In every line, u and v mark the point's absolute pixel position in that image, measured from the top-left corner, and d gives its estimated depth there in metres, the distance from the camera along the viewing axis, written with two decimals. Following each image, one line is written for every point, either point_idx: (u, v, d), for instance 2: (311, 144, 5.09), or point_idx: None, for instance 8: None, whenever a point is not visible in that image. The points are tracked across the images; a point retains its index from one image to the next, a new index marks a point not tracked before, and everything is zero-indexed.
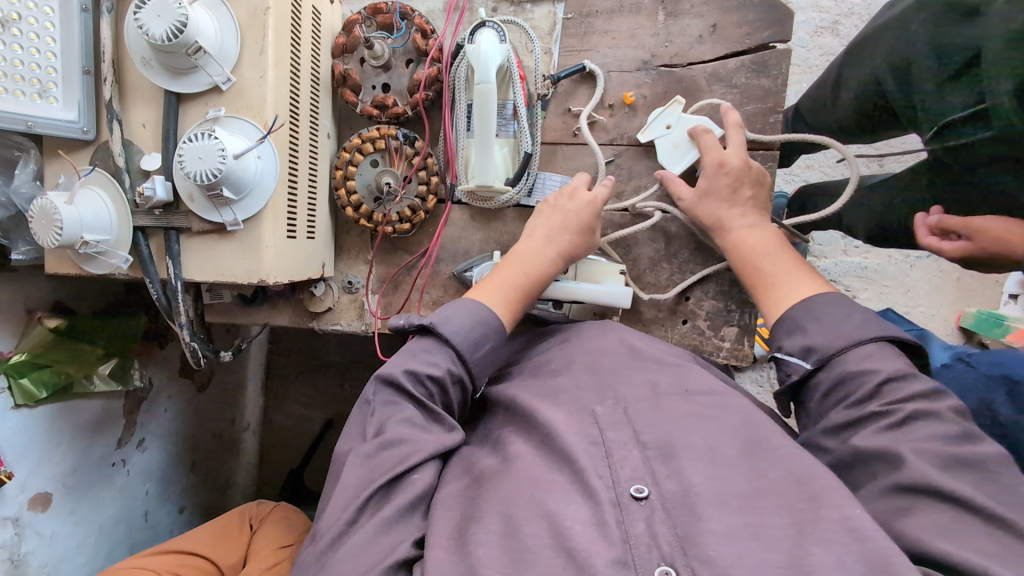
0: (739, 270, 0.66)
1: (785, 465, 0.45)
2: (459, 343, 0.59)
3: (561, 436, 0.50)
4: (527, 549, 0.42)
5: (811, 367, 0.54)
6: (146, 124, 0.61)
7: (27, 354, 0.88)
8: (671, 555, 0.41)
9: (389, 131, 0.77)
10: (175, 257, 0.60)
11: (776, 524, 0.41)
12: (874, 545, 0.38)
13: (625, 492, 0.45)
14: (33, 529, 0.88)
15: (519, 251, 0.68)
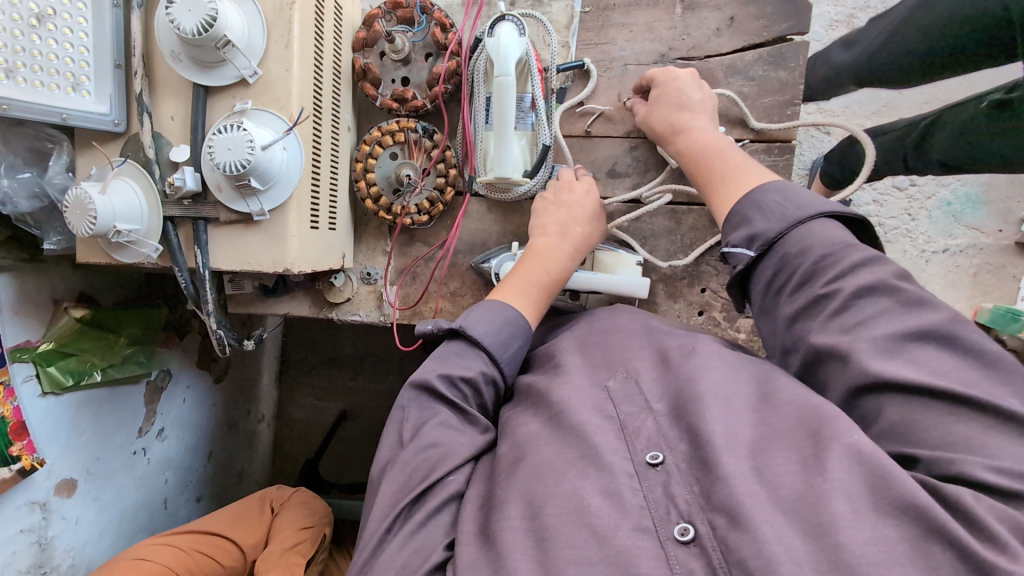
0: (694, 175, 0.65)
1: (790, 404, 0.45)
2: (490, 344, 0.60)
3: (576, 413, 0.51)
4: (549, 524, 0.44)
5: (756, 255, 0.53)
6: (175, 117, 0.62)
7: (53, 343, 0.90)
8: (688, 513, 0.42)
9: (408, 124, 0.78)
10: (203, 246, 0.62)
11: (784, 462, 0.42)
12: (872, 464, 0.38)
13: (642, 461, 0.46)
14: (59, 514, 0.91)
15: (537, 249, 0.69)
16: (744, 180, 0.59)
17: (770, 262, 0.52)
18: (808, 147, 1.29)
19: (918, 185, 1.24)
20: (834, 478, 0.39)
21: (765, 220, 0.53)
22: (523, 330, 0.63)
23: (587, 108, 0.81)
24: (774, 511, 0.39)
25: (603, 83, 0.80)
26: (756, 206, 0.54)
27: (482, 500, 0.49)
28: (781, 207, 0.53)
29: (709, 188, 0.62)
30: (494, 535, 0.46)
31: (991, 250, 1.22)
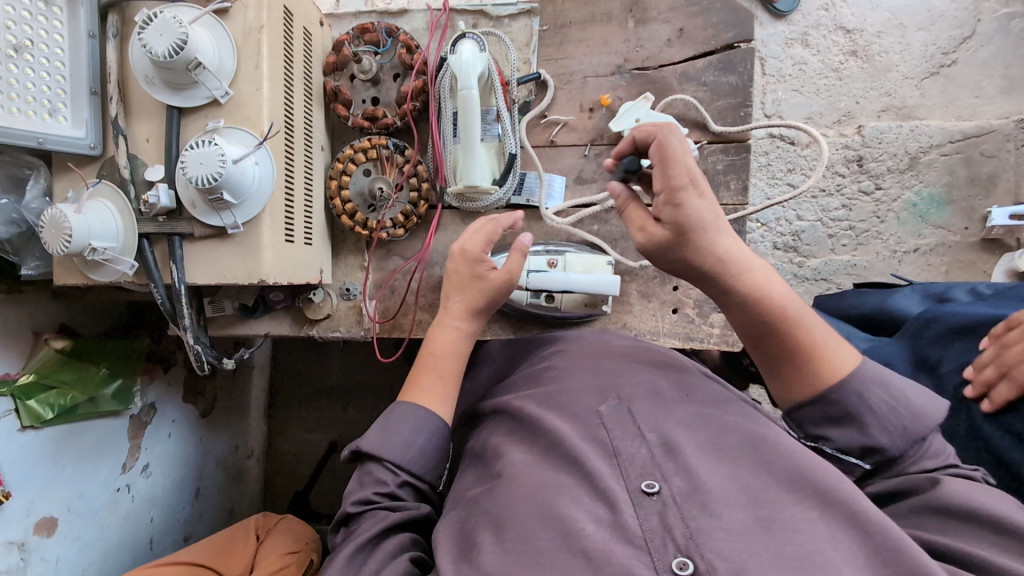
0: (766, 336, 0.58)
1: (790, 461, 0.49)
2: (386, 449, 0.59)
3: (572, 442, 0.53)
4: (541, 553, 0.45)
5: (867, 466, 0.56)
6: (149, 138, 0.65)
7: (33, 375, 0.89)
8: (686, 547, 0.43)
9: (380, 141, 0.81)
10: (179, 261, 0.63)
11: (787, 516, 0.45)
12: (881, 537, 0.43)
13: (637, 488, 0.48)
14: (38, 555, 0.88)
15: (434, 340, 0.69)
16: (835, 357, 0.56)
17: (879, 467, 0.55)
18: (774, 157, 1.35)
19: (883, 188, 1.30)
20: (843, 550, 0.43)
21: (880, 430, 0.54)
22: (442, 429, 0.62)
23: (550, 119, 0.84)
24: (777, 562, 0.41)
25: (564, 95, 0.84)
26: (863, 404, 0.54)
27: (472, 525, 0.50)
28: (896, 415, 0.54)
29: (796, 361, 0.57)
30: (474, 560, 0.47)
31: (960, 248, 1.27)
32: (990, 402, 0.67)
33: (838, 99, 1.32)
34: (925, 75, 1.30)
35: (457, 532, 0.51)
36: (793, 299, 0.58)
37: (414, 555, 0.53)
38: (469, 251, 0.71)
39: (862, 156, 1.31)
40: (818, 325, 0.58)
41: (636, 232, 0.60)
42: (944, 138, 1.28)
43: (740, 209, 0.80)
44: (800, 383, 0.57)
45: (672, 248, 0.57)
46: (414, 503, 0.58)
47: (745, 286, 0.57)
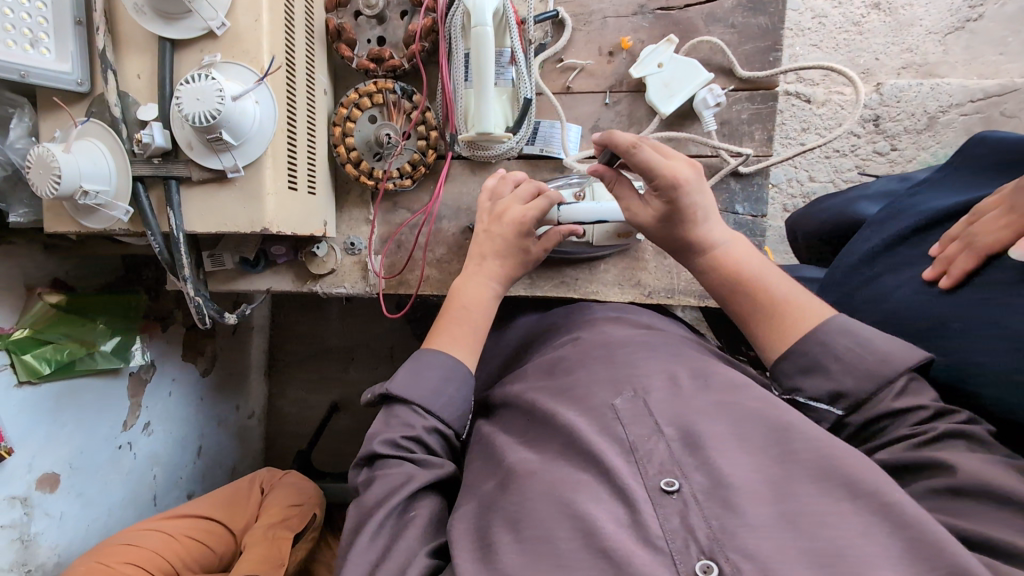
0: (732, 299, 0.60)
1: (815, 448, 0.44)
2: (422, 397, 0.57)
3: (586, 437, 0.49)
4: (561, 553, 0.42)
5: (842, 413, 0.51)
6: (141, 75, 0.60)
7: (28, 330, 0.86)
8: (710, 549, 0.40)
9: (386, 85, 0.76)
10: (176, 207, 0.60)
11: (815, 509, 0.41)
12: (916, 530, 0.38)
13: (655, 487, 0.45)
14: (42, 510, 0.88)
15: (460, 291, 0.67)
16: (799, 314, 0.55)
17: (857, 417, 0.51)
18: (789, 116, 1.30)
19: (898, 150, 1.25)
20: (873, 547, 0.38)
21: (846, 373, 0.51)
22: (466, 381, 0.61)
23: (566, 63, 0.79)
24: (807, 562, 0.38)
25: (582, 37, 0.79)
26: (827, 352, 0.52)
27: (488, 519, 0.47)
28: (861, 358, 0.51)
29: (763, 318, 0.57)
30: (492, 556, 0.44)
31: None
32: (947, 278, 0.56)
33: (859, 54, 1.27)
34: (950, 30, 1.24)
35: (472, 525, 0.48)
36: (759, 260, 0.60)
37: (437, 545, 0.49)
38: (515, 219, 0.68)
39: (878, 117, 1.26)
40: (780, 280, 0.58)
41: (627, 217, 0.64)
42: (965, 96, 1.22)
43: (765, 159, 0.76)
44: (770, 338, 0.56)
45: (660, 230, 0.62)
46: (440, 458, 0.56)
47: (716, 259, 0.61)
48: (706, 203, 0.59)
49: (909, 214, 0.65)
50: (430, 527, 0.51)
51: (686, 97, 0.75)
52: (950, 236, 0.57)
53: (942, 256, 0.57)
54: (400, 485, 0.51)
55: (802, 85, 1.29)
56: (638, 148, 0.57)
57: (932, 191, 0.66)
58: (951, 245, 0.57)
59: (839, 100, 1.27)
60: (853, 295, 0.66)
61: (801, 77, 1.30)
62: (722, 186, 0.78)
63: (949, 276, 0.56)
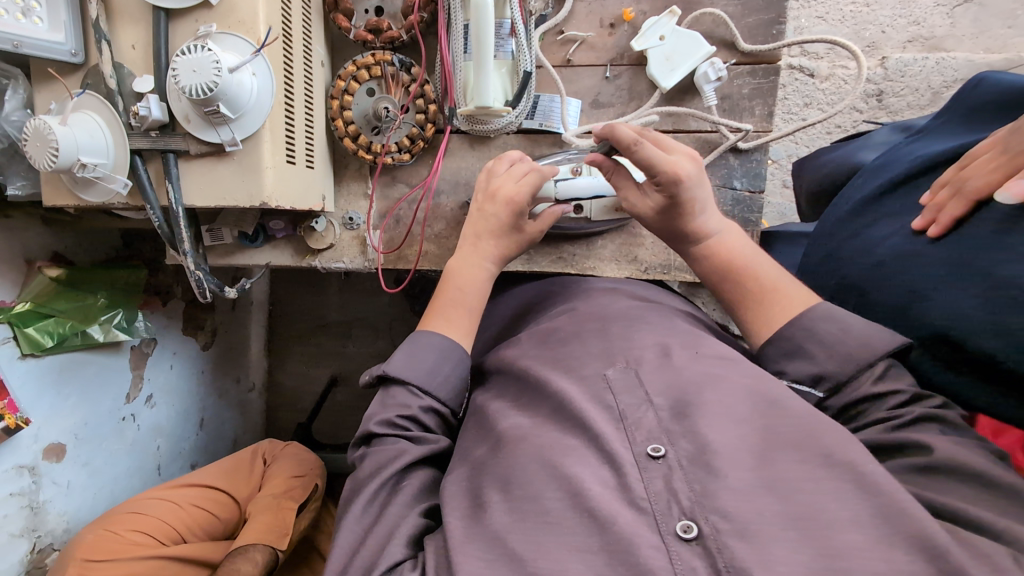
0: (722, 285, 0.61)
1: (797, 421, 0.45)
2: (417, 376, 0.58)
3: (577, 404, 0.50)
4: (549, 512, 0.44)
5: (821, 396, 0.52)
6: (136, 45, 0.59)
7: (29, 304, 0.86)
8: (691, 510, 0.41)
9: (384, 57, 0.75)
10: (175, 180, 0.60)
11: (793, 477, 0.42)
12: (886, 496, 0.39)
13: (642, 452, 0.45)
14: (49, 478, 0.89)
15: (456, 271, 0.67)
16: (787, 299, 0.56)
17: (837, 400, 0.51)
18: (792, 90, 1.28)
19: None
20: (845, 509, 0.39)
21: (829, 358, 0.51)
22: (462, 360, 0.61)
23: (567, 35, 0.79)
24: (784, 525, 0.39)
25: (582, 9, 0.78)
26: (808, 334, 0.53)
27: (480, 481, 0.49)
28: (841, 342, 0.51)
29: (751, 302, 0.58)
30: (483, 517, 0.45)
31: None
32: (937, 226, 0.56)
33: (864, 28, 1.25)
34: (957, 3, 1.22)
35: (464, 488, 0.50)
36: (750, 247, 0.61)
37: (426, 507, 0.51)
38: (506, 196, 0.68)
39: (881, 92, 1.25)
40: (769, 266, 0.59)
41: (625, 206, 0.65)
42: (970, 72, 1.21)
43: (764, 135, 0.76)
44: (756, 322, 0.58)
45: (656, 220, 0.63)
46: (435, 435, 0.57)
47: (708, 248, 0.62)
48: (705, 196, 0.60)
49: (902, 164, 0.64)
50: (423, 491, 0.52)
51: (687, 71, 0.74)
52: (941, 184, 0.57)
53: (932, 205, 0.57)
54: (395, 458, 0.52)
55: (805, 60, 1.27)
56: (638, 143, 0.57)
57: (928, 141, 0.65)
58: (940, 193, 0.57)
59: (843, 75, 1.26)
60: (841, 249, 0.66)
61: (805, 51, 1.28)
62: (720, 163, 0.77)
63: (936, 225, 0.56)
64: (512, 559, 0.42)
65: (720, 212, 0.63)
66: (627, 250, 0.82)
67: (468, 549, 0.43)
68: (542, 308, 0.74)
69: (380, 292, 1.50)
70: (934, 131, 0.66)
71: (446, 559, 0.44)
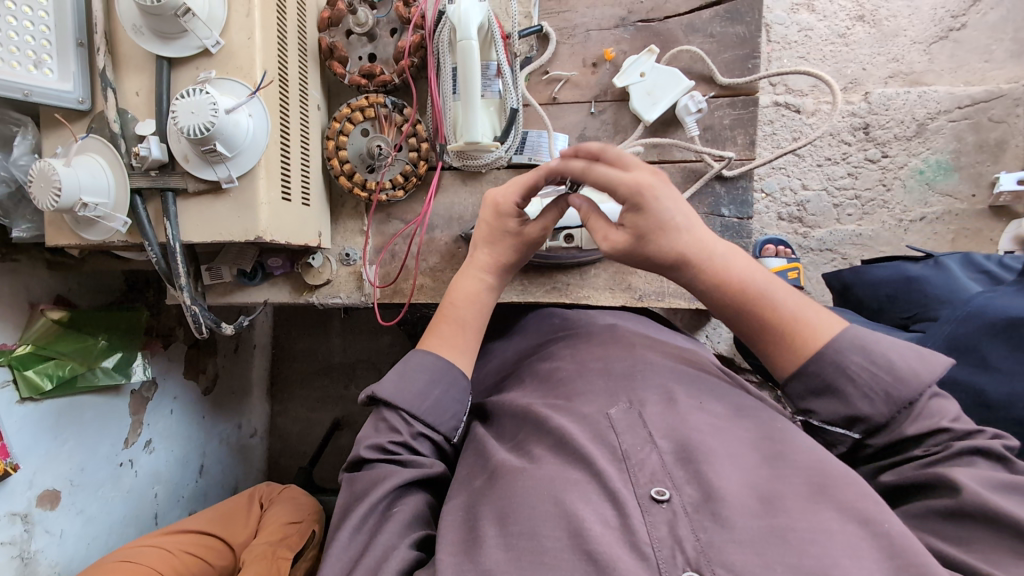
0: (741, 312, 0.55)
1: (805, 470, 0.44)
2: (405, 400, 0.57)
3: (577, 439, 0.50)
4: (548, 550, 0.42)
5: (859, 436, 0.50)
6: (139, 92, 0.63)
7: (31, 346, 0.87)
8: (696, 561, 0.40)
9: (377, 99, 0.79)
10: (172, 217, 0.62)
11: (804, 527, 0.40)
12: (907, 556, 0.38)
13: (646, 495, 0.45)
14: (42, 527, 0.88)
15: (455, 288, 0.68)
16: (814, 326, 0.52)
17: (876, 439, 0.50)
18: (779, 125, 1.32)
19: (889, 156, 1.27)
20: (861, 566, 0.38)
21: (862, 397, 0.49)
22: (457, 380, 0.60)
23: (552, 75, 0.82)
24: None
25: (566, 50, 0.82)
26: (841, 373, 0.50)
27: (476, 514, 0.48)
28: (876, 378, 0.49)
29: (781, 332, 0.53)
30: (475, 553, 0.44)
31: (966, 215, 1.24)
32: None
33: (844, 66, 1.29)
34: (934, 40, 1.27)
35: (462, 518, 0.48)
36: (755, 271, 0.55)
37: (419, 537, 0.50)
38: (494, 201, 0.67)
39: (867, 125, 1.28)
40: (785, 292, 0.54)
41: (603, 247, 0.60)
42: (953, 104, 1.25)
43: (748, 162, 0.78)
44: (781, 353, 0.53)
45: (638, 252, 0.58)
46: (429, 460, 0.56)
47: (704, 276, 0.56)
48: (683, 214, 0.56)
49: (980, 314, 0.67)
50: (419, 521, 0.52)
51: (669, 104, 0.77)
52: None
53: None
54: (384, 480, 0.52)
55: (787, 97, 1.32)
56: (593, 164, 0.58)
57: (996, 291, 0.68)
58: None
59: (827, 110, 1.30)
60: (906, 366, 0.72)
61: (790, 89, 1.32)
62: (707, 191, 0.79)
63: None
64: None
65: (714, 234, 0.58)
66: (623, 278, 0.83)
67: None
68: (543, 345, 0.73)
69: (381, 332, 1.51)
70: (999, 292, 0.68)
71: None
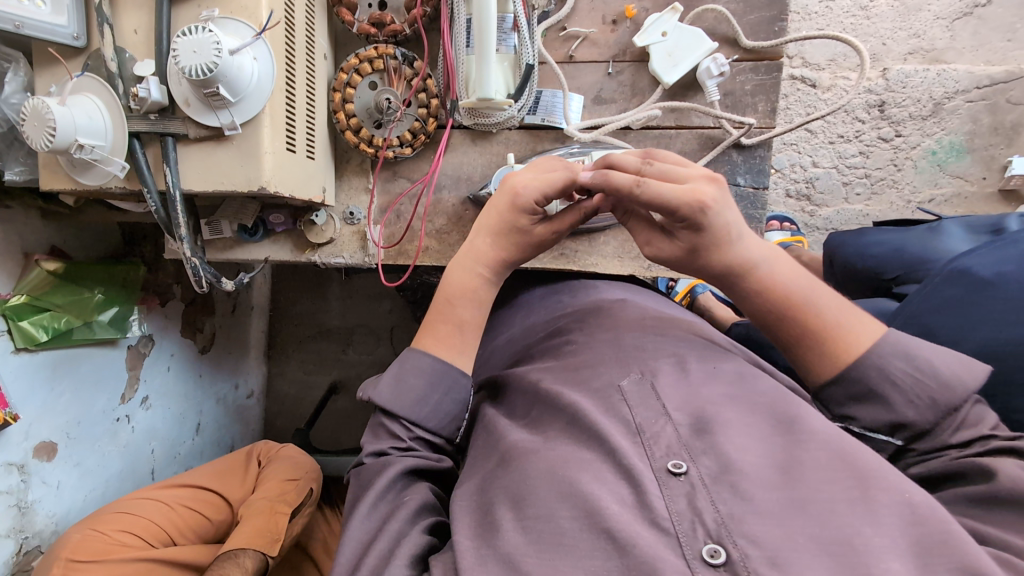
0: (787, 321, 0.52)
1: (824, 441, 0.44)
2: (406, 410, 0.55)
3: (590, 416, 0.49)
4: (565, 532, 0.41)
5: (901, 443, 0.48)
6: (138, 30, 0.59)
7: (25, 297, 0.85)
8: (717, 533, 0.39)
9: (387, 51, 0.76)
10: (172, 163, 0.59)
11: (824, 497, 0.40)
12: (929, 527, 0.38)
13: (663, 468, 0.44)
14: (39, 478, 0.88)
15: (449, 282, 0.63)
16: (857, 333, 0.50)
17: (919, 446, 0.48)
18: (794, 100, 1.29)
19: (903, 136, 1.24)
20: (884, 536, 0.37)
21: (908, 405, 0.47)
22: (458, 380, 0.58)
23: (570, 31, 0.79)
24: (817, 551, 0.37)
25: (584, 5, 0.79)
26: (884, 376, 0.48)
27: (491, 494, 0.47)
28: (919, 384, 0.47)
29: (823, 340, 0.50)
30: (490, 532, 0.44)
31: (976, 198, 1.22)
32: None
33: (865, 39, 1.25)
34: (958, 16, 1.23)
35: (473, 503, 0.48)
36: (802, 278, 0.53)
37: (430, 523, 0.50)
38: (515, 188, 0.62)
39: (883, 102, 1.24)
40: (829, 300, 0.51)
41: (648, 254, 0.59)
42: (972, 83, 1.22)
43: (768, 131, 0.76)
44: (822, 361, 0.51)
45: (689, 263, 0.55)
46: (433, 457, 0.56)
47: (751, 285, 0.53)
48: (737, 223, 0.52)
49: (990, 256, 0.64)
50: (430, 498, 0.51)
51: (689, 67, 0.74)
52: None
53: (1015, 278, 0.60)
54: (386, 469, 0.51)
55: (805, 71, 1.28)
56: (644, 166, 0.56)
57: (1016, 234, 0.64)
58: None
59: (844, 85, 1.26)
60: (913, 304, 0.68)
61: (808, 64, 1.28)
62: (723, 159, 0.77)
63: None
64: None
65: (759, 238, 0.54)
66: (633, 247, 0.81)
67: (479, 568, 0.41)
68: (551, 321, 0.72)
69: (381, 298, 1.50)
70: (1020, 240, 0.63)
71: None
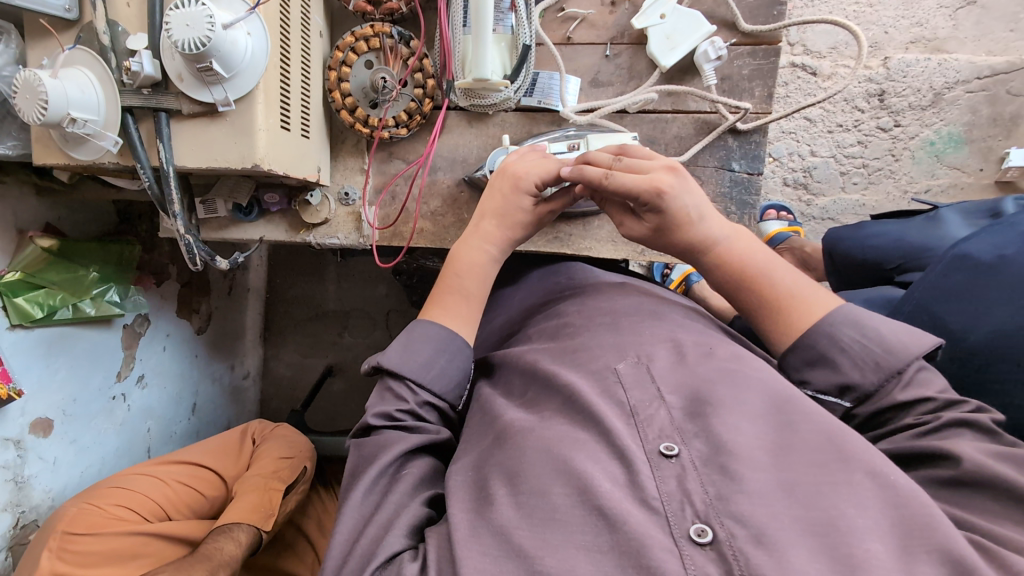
0: (747, 295, 0.56)
1: (817, 424, 0.44)
2: (411, 372, 0.56)
3: (585, 398, 0.49)
4: (557, 507, 0.42)
5: (850, 405, 0.49)
6: (130, 2, 0.59)
7: (20, 273, 0.85)
8: (705, 513, 0.40)
9: (383, 29, 0.75)
10: (166, 139, 0.59)
11: (811, 480, 0.40)
12: (910, 509, 0.38)
13: (654, 451, 0.45)
14: (35, 453, 0.88)
15: (458, 258, 0.65)
16: (812, 305, 0.53)
17: (865, 409, 0.49)
18: (794, 88, 1.28)
19: (902, 126, 1.24)
20: (865, 519, 0.38)
21: (855, 366, 0.48)
22: (460, 349, 0.59)
23: (568, 12, 0.78)
24: (801, 531, 0.38)
25: None
26: (834, 343, 0.49)
27: (484, 473, 0.48)
28: (867, 349, 0.48)
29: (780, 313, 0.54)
30: (482, 508, 0.44)
31: (973, 189, 1.23)
32: None
33: (867, 27, 1.24)
34: (960, 5, 1.22)
35: (466, 480, 0.48)
36: (763, 254, 0.56)
37: (429, 496, 0.50)
38: (516, 173, 0.66)
39: (883, 92, 1.24)
40: (787, 274, 0.55)
41: (623, 234, 0.64)
42: (972, 73, 1.21)
43: (764, 116, 0.76)
44: (778, 332, 0.54)
45: (660, 242, 0.61)
46: (435, 427, 0.56)
47: (714, 262, 0.58)
48: (697, 204, 0.57)
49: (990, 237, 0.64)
50: (424, 474, 0.51)
51: (686, 51, 0.74)
52: None
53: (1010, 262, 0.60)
54: (391, 445, 0.51)
55: (806, 58, 1.28)
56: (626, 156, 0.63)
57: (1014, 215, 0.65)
58: None
59: (844, 74, 1.26)
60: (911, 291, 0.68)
61: (808, 51, 1.28)
62: (718, 144, 0.77)
63: None
64: (518, 555, 0.40)
65: (722, 217, 0.58)
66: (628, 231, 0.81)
67: (471, 543, 0.42)
68: (547, 304, 0.72)
69: (377, 281, 1.50)
70: (1019, 222, 0.63)
71: (450, 551, 0.42)
